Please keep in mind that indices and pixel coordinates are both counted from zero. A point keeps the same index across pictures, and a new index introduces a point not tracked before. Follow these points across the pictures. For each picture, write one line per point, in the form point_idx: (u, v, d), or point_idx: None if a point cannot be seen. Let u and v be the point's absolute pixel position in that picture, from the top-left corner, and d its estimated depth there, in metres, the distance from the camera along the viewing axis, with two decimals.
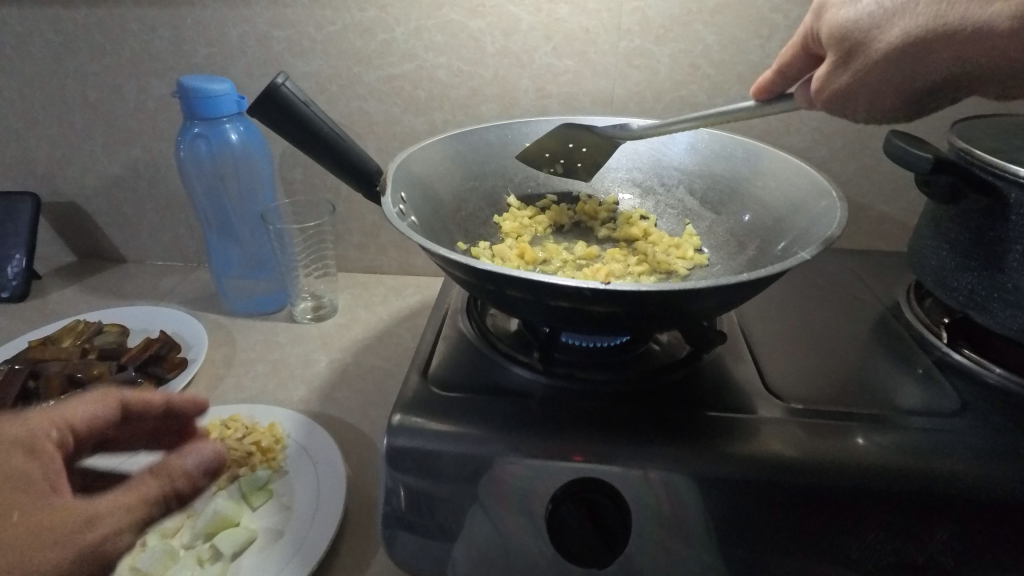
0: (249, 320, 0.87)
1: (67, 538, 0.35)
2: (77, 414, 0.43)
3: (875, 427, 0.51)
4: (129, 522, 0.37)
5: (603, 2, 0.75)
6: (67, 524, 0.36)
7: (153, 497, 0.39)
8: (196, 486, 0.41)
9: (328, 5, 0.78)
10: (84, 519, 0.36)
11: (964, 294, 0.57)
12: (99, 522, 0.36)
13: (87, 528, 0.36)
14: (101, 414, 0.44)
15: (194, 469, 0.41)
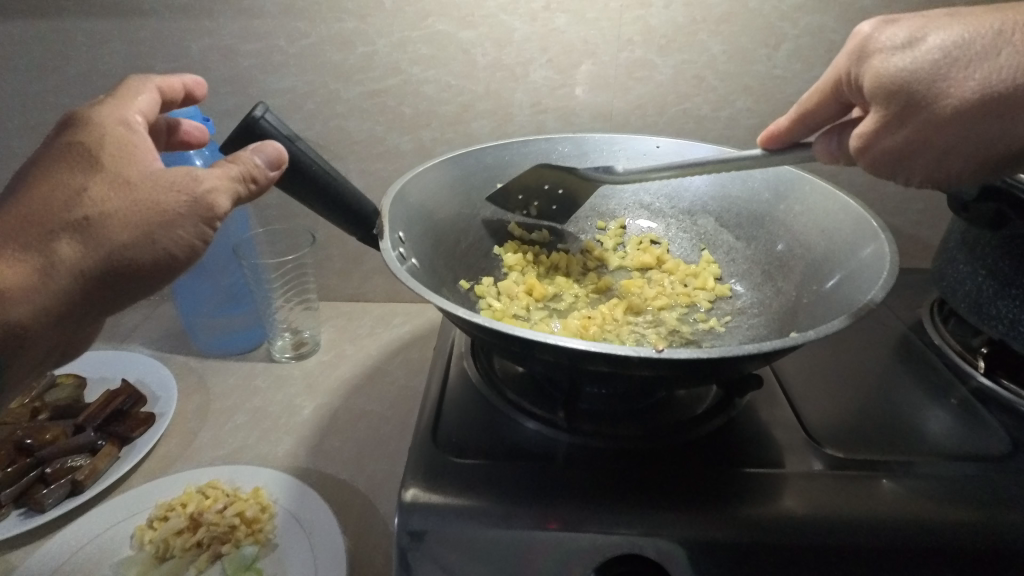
0: (223, 361, 0.79)
1: (182, 188, 0.41)
2: (140, 104, 0.47)
3: (924, 477, 0.47)
4: (224, 188, 0.42)
5: (603, 10, 0.70)
6: (177, 188, 0.41)
7: (235, 177, 0.42)
8: (268, 177, 0.44)
9: (302, 15, 0.71)
10: (185, 181, 0.41)
11: (1005, 324, 0.52)
12: (198, 178, 0.41)
13: (187, 186, 0.41)
14: (151, 102, 0.48)
15: (263, 165, 0.43)
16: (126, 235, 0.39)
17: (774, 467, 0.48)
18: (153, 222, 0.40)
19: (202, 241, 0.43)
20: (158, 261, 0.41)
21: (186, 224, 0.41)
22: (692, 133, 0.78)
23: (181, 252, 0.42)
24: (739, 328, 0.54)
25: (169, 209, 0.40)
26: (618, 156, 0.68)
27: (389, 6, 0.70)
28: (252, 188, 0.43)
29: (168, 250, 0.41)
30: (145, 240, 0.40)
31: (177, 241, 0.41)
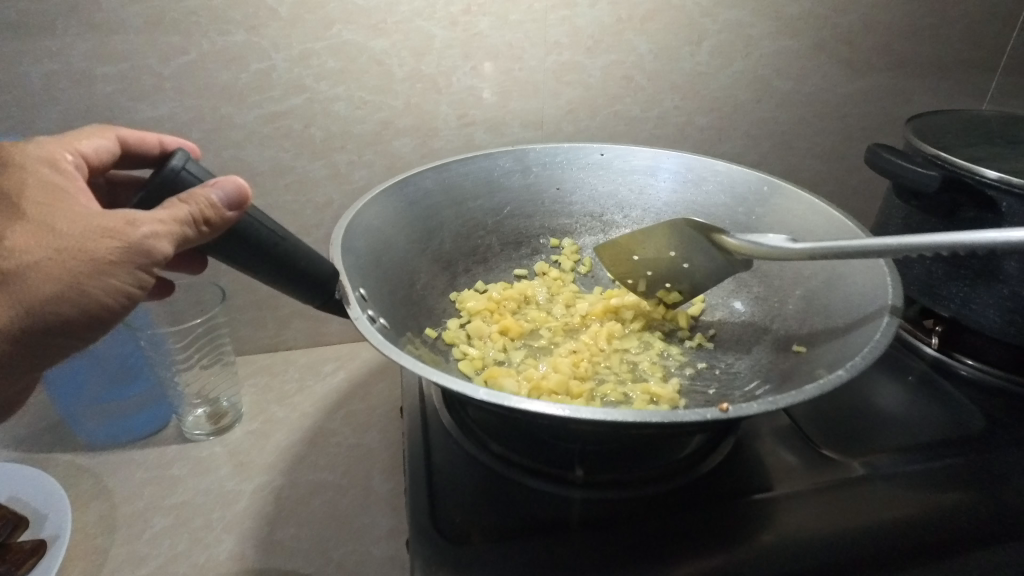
0: (122, 451, 0.65)
1: (116, 234, 0.34)
2: (83, 146, 0.43)
3: (921, 465, 0.48)
4: (167, 231, 0.34)
5: (527, 11, 0.65)
6: (111, 233, 0.34)
7: (184, 218, 0.34)
8: (224, 219, 0.35)
9: (175, 29, 0.59)
10: (120, 225, 0.34)
11: (956, 303, 0.56)
12: (138, 221, 0.34)
13: (124, 231, 0.34)
14: (103, 147, 0.45)
15: (219, 203, 0.35)
16: (49, 286, 0.33)
17: (790, 482, 0.47)
18: (79, 272, 0.34)
19: (139, 288, 0.36)
20: (88, 313, 0.35)
21: (121, 273, 0.35)
22: (624, 135, 0.76)
23: (116, 303, 0.36)
24: (727, 344, 0.53)
25: (98, 257, 0.34)
26: (564, 167, 0.63)
27: (286, 15, 0.60)
28: (204, 233, 0.35)
29: (99, 300, 0.35)
30: (72, 291, 0.34)
31: (110, 291, 0.35)
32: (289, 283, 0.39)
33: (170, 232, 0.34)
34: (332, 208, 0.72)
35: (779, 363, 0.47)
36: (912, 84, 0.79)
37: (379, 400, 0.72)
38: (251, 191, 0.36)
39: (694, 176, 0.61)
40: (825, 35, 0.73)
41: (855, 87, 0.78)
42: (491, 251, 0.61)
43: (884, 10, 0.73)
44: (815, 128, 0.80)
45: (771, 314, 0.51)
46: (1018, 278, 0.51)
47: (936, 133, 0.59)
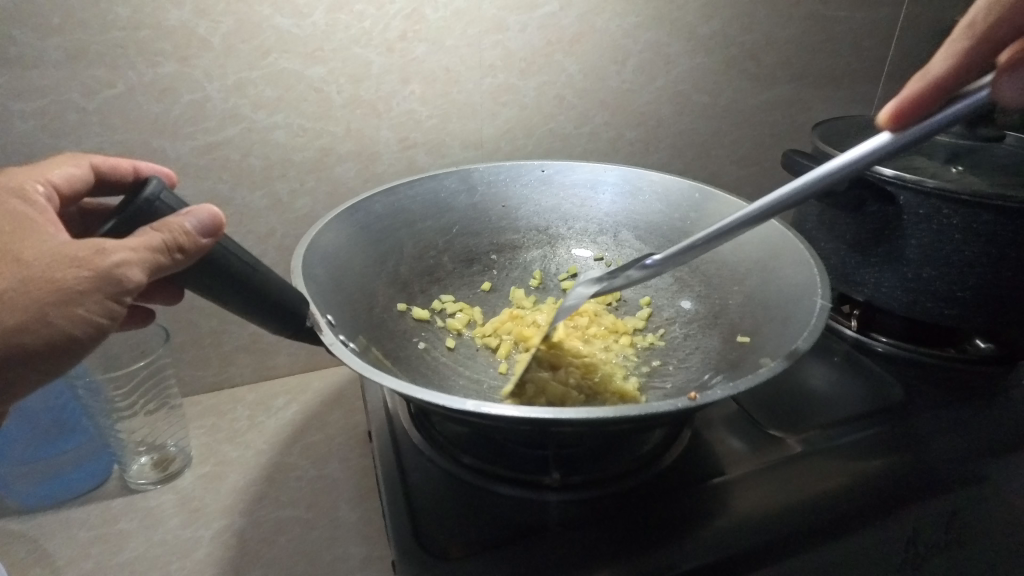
0: (58, 512, 0.60)
1: (85, 262, 0.33)
2: (54, 175, 0.43)
3: (856, 434, 0.53)
4: (139, 258, 0.33)
5: (462, 36, 0.67)
6: (79, 262, 0.33)
7: (156, 245, 0.34)
8: (199, 246, 0.35)
9: (100, 62, 0.57)
10: (89, 254, 0.33)
11: (869, 288, 0.62)
12: (108, 250, 0.34)
13: (93, 258, 0.33)
14: (76, 175, 0.44)
15: (193, 231, 0.35)
16: (13, 317, 0.32)
17: (745, 462, 0.51)
18: (44, 301, 0.33)
19: (108, 320, 0.35)
20: (52, 344, 0.34)
21: (89, 302, 0.34)
22: (559, 151, 0.79)
23: (85, 334, 0.35)
24: (676, 341, 0.56)
25: (66, 286, 0.33)
26: (507, 184, 0.65)
27: (218, 45, 0.59)
28: (177, 261, 0.34)
29: (64, 331, 0.34)
30: (38, 322, 0.33)
31: (77, 321, 0.34)
32: (260, 313, 0.38)
33: (139, 259, 0.33)
34: (274, 237, 0.71)
35: (727, 354, 0.50)
36: (810, 95, 0.87)
37: (336, 429, 0.71)
38: (226, 220, 0.36)
39: (631, 189, 0.65)
40: (734, 52, 0.80)
41: (763, 99, 0.85)
42: (444, 269, 0.62)
43: (782, 29, 0.80)
44: (730, 138, 0.86)
45: (715, 310, 0.55)
46: (918, 260, 0.57)
47: (841, 138, 0.65)
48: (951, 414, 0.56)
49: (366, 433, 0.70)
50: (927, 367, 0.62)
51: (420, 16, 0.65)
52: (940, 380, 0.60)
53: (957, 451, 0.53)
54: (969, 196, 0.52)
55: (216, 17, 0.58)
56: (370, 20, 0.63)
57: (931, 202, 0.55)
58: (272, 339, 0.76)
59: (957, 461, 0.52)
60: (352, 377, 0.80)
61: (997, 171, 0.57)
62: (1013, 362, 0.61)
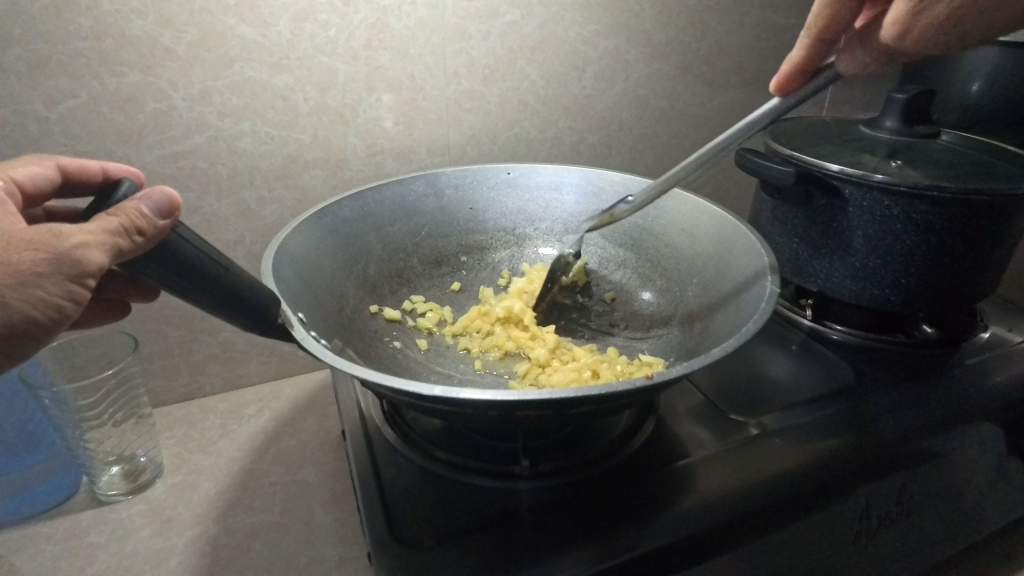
0: (24, 525, 0.59)
1: (41, 245, 0.34)
2: (17, 172, 0.43)
3: (811, 416, 0.56)
4: (97, 242, 0.34)
5: (425, 45, 0.69)
6: (36, 244, 0.34)
7: (113, 229, 0.34)
8: (157, 229, 0.35)
9: (62, 72, 0.57)
10: (46, 237, 0.34)
11: (821, 278, 0.66)
12: (65, 234, 0.34)
13: (50, 241, 0.34)
14: (40, 174, 0.45)
15: (150, 214, 0.35)
16: None
17: (707, 446, 0.53)
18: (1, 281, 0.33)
19: (69, 301, 0.36)
20: (13, 326, 0.35)
21: (47, 283, 0.34)
22: (524, 156, 0.81)
23: (44, 314, 0.35)
24: (640, 333, 0.58)
25: (22, 267, 0.34)
26: (473, 187, 0.67)
27: (183, 54, 0.60)
28: (137, 244, 0.34)
29: (22, 312, 0.34)
30: None
31: (36, 302, 0.35)
32: (232, 309, 0.38)
33: (97, 242, 0.33)
34: (243, 244, 0.71)
35: (688, 342, 0.53)
36: (762, 98, 0.91)
37: (309, 435, 0.71)
38: (183, 201, 0.36)
39: (593, 189, 0.67)
40: (689, 58, 0.83)
41: (719, 103, 0.89)
42: (413, 271, 0.63)
43: (733, 36, 0.84)
44: (689, 140, 0.89)
45: (676, 302, 0.58)
46: (864, 250, 0.61)
47: (791, 138, 0.68)
48: (900, 394, 0.59)
49: (339, 438, 0.71)
50: (876, 352, 0.65)
51: (384, 25, 0.66)
52: (888, 363, 0.63)
53: (905, 428, 0.55)
54: (907, 187, 0.55)
55: (180, 27, 0.59)
56: (334, 29, 0.64)
57: (872, 195, 0.58)
58: (242, 347, 0.76)
59: (904, 436, 0.55)
60: (324, 384, 0.80)
61: (930, 164, 0.61)
62: (957, 345, 0.65)
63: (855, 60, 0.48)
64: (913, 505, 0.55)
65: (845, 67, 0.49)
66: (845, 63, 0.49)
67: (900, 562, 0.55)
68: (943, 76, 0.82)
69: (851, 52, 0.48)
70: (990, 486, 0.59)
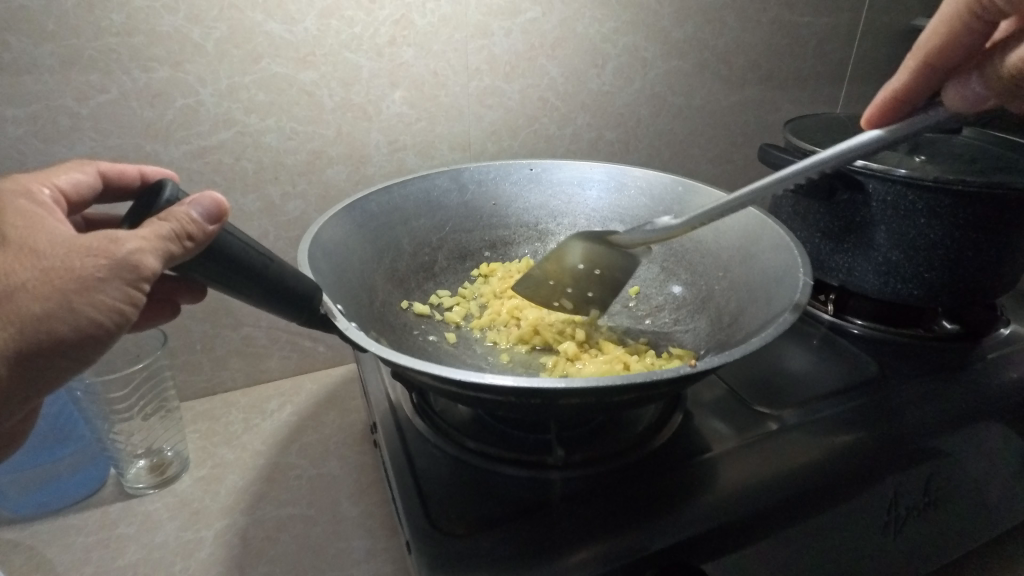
0: (54, 519, 0.60)
1: (100, 251, 0.34)
2: (61, 180, 0.43)
3: (836, 409, 0.57)
4: (150, 247, 0.34)
5: (448, 42, 0.69)
6: (94, 251, 0.34)
7: (164, 234, 0.34)
8: (206, 233, 0.35)
9: (93, 67, 0.57)
10: (103, 244, 0.34)
11: (843, 272, 0.66)
12: (122, 239, 0.34)
13: (108, 247, 0.34)
14: (82, 181, 0.45)
15: (199, 220, 0.35)
16: (39, 305, 0.33)
17: (734, 438, 0.54)
18: (66, 290, 0.34)
19: (131, 305, 0.36)
20: (80, 331, 0.35)
21: (109, 289, 0.34)
22: (543, 152, 0.81)
23: (109, 321, 0.36)
24: (667, 327, 0.59)
25: (84, 275, 0.34)
26: (497, 183, 0.67)
27: (211, 51, 0.61)
28: (188, 249, 0.35)
29: (90, 318, 0.35)
30: (63, 309, 0.34)
31: (101, 308, 0.35)
32: (279, 303, 0.39)
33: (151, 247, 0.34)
34: (267, 240, 0.72)
35: (716, 335, 0.53)
36: (778, 95, 0.91)
37: (333, 429, 0.72)
38: (229, 204, 0.36)
39: (616, 185, 0.67)
40: (707, 55, 0.84)
41: (735, 100, 0.89)
42: (439, 266, 0.64)
43: (749, 33, 0.85)
44: (705, 137, 0.90)
45: (701, 295, 0.58)
46: (887, 245, 0.61)
47: (812, 134, 0.69)
48: (923, 387, 0.59)
49: (362, 431, 0.71)
50: (898, 345, 0.66)
51: (408, 22, 0.67)
52: (910, 356, 0.64)
53: (930, 420, 0.56)
54: (932, 182, 0.56)
55: (209, 23, 0.59)
56: (359, 25, 0.65)
57: (896, 189, 0.58)
58: (264, 342, 0.77)
59: (929, 428, 0.55)
60: (344, 379, 0.81)
61: (953, 159, 0.61)
62: (978, 339, 0.66)
63: (967, 93, 0.43)
64: (938, 496, 0.56)
65: (952, 102, 0.43)
66: (953, 88, 0.43)
67: (925, 552, 0.56)
68: None
69: (964, 82, 0.43)
70: (1012, 479, 0.59)
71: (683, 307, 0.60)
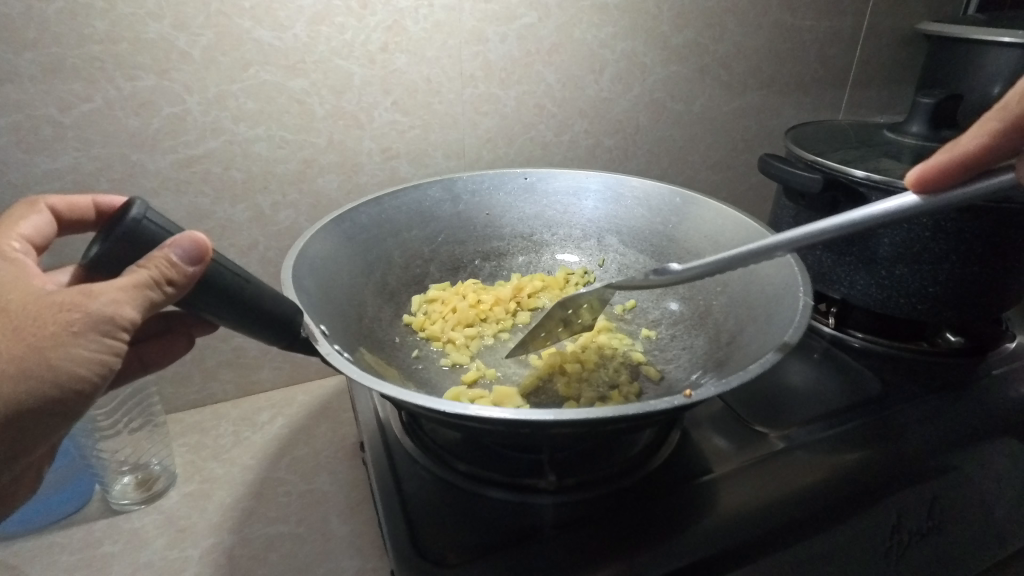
0: (38, 535, 0.59)
1: (72, 305, 0.32)
2: (24, 229, 0.43)
3: (837, 428, 0.55)
4: (128, 297, 0.33)
5: (442, 48, 0.68)
6: (67, 305, 0.32)
7: (143, 281, 0.33)
8: (187, 277, 0.34)
9: (77, 76, 0.56)
10: (76, 297, 0.32)
11: (845, 286, 0.65)
12: (95, 290, 0.32)
13: (79, 300, 0.32)
14: (41, 225, 0.44)
15: (181, 262, 0.33)
16: (107, 339, 0.33)
17: (732, 459, 0.52)
18: (38, 347, 0.31)
19: (112, 354, 0.34)
20: (101, 363, 0.33)
21: (85, 342, 0.32)
22: (539, 159, 0.80)
23: (89, 379, 0.33)
24: (664, 342, 0.58)
25: (58, 331, 0.32)
26: (490, 193, 0.66)
27: (198, 58, 0.59)
28: (169, 294, 0.33)
29: (105, 352, 0.33)
30: (83, 340, 0.32)
31: (84, 361, 0.33)
32: (259, 327, 0.37)
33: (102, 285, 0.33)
34: (256, 250, 0.70)
35: (716, 352, 0.51)
36: (779, 100, 0.90)
37: (324, 442, 0.70)
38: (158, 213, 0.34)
39: (612, 194, 0.66)
40: (707, 60, 0.82)
41: (735, 106, 0.87)
42: (431, 278, 0.63)
43: (751, 38, 0.83)
44: (704, 143, 0.88)
45: (699, 311, 0.57)
46: (891, 259, 0.60)
47: (812, 142, 0.68)
48: (927, 405, 0.58)
49: (354, 445, 0.70)
50: (901, 361, 0.64)
51: (401, 28, 0.65)
52: (914, 372, 0.62)
53: (934, 441, 0.55)
54: None
55: (196, 30, 0.58)
56: (351, 32, 0.63)
57: None
58: (255, 353, 0.76)
59: (933, 450, 0.54)
60: (337, 390, 0.79)
61: None
62: (983, 353, 0.64)
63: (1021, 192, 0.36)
64: (943, 519, 0.54)
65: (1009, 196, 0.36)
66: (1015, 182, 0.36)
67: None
68: (963, 78, 0.81)
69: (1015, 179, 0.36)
70: (1019, 500, 0.58)
71: (680, 323, 0.59)
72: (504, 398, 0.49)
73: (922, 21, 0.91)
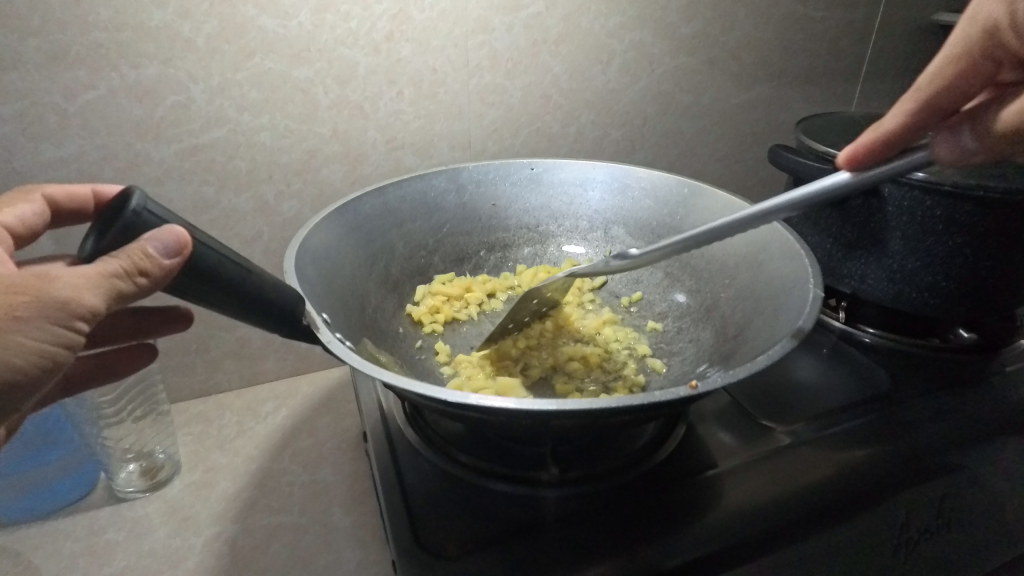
0: (43, 523, 0.59)
1: (24, 289, 0.31)
2: (9, 215, 0.43)
3: (847, 423, 0.54)
4: (89, 285, 0.31)
5: (448, 38, 0.67)
6: (18, 289, 0.31)
7: (113, 271, 0.31)
8: (163, 270, 0.31)
9: (81, 63, 0.56)
10: (31, 282, 0.31)
11: (855, 280, 0.64)
12: (53, 276, 0.31)
13: (33, 283, 0.31)
14: (28, 213, 0.44)
15: (158, 254, 0.31)
16: (53, 331, 0.31)
17: (738, 454, 0.51)
18: None
19: (60, 348, 0.32)
20: (43, 355, 0.32)
21: (30, 330, 0.31)
22: (546, 151, 0.79)
23: (28, 371, 0.32)
24: (670, 335, 0.57)
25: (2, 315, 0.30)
26: (496, 183, 0.65)
27: (202, 46, 0.59)
28: (139, 287, 0.31)
29: (49, 344, 0.32)
30: (28, 328, 0.31)
31: (26, 351, 0.31)
32: (263, 317, 0.37)
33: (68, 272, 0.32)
34: (260, 240, 0.70)
35: (722, 345, 0.51)
36: (789, 93, 0.89)
37: (327, 434, 0.70)
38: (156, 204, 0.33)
39: (618, 186, 0.65)
40: (716, 51, 0.81)
41: (744, 99, 0.86)
42: (435, 269, 0.62)
43: (761, 29, 0.82)
44: (712, 136, 0.87)
45: (705, 303, 0.56)
46: (902, 252, 0.59)
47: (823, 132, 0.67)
48: (938, 401, 0.57)
49: (357, 437, 0.70)
50: (912, 356, 0.63)
51: (406, 17, 0.65)
52: (926, 368, 0.61)
53: (945, 438, 0.54)
54: (951, 187, 0.53)
55: (200, 18, 0.58)
56: (356, 20, 0.63)
57: (914, 194, 0.56)
58: (259, 344, 0.76)
59: (944, 447, 0.53)
60: (340, 382, 0.79)
61: None
62: (995, 351, 0.63)
63: (960, 145, 0.38)
64: (953, 517, 0.53)
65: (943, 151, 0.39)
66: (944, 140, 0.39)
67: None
68: None
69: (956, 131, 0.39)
70: None
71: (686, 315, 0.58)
72: (507, 390, 0.49)
73: (936, 13, 0.89)
